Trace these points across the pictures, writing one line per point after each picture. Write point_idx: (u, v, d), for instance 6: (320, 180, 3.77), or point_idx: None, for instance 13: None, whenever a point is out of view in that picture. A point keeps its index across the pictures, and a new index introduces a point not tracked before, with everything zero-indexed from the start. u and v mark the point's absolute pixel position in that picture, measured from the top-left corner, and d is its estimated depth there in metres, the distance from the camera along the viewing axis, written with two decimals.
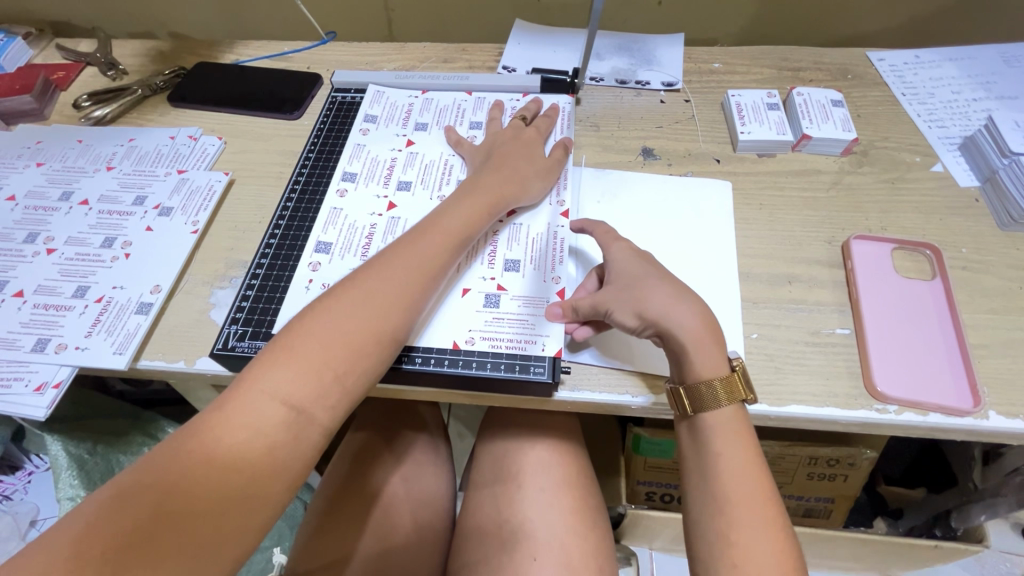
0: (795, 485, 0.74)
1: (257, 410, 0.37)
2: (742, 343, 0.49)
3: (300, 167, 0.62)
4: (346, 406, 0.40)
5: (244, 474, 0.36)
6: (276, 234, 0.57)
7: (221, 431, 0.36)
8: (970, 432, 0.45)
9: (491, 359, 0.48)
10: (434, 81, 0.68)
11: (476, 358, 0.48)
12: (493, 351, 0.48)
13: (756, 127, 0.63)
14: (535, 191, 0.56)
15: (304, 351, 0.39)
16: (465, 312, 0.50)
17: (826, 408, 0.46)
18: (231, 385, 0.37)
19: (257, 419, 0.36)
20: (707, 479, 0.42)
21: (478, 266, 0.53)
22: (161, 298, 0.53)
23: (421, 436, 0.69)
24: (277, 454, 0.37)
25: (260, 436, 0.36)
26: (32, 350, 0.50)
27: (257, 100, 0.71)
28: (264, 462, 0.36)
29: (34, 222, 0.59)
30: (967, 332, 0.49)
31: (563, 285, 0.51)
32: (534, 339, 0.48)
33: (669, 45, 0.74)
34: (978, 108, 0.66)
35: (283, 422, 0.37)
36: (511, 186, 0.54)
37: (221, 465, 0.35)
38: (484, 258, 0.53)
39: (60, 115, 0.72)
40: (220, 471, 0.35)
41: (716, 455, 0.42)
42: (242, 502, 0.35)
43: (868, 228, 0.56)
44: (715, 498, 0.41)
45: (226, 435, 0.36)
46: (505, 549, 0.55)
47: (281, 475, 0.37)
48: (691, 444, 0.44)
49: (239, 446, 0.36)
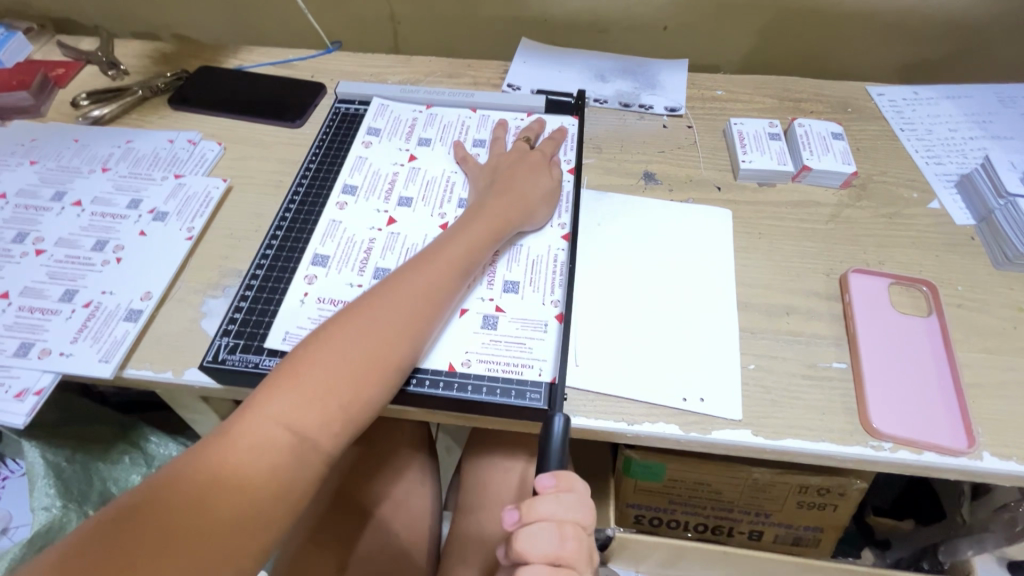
0: (784, 514, 0.74)
1: (264, 432, 0.38)
2: (739, 374, 0.49)
3: (300, 177, 0.61)
4: (348, 432, 0.41)
5: (243, 499, 0.36)
6: (273, 244, 0.56)
7: (227, 455, 0.37)
8: (965, 473, 0.45)
9: (487, 383, 0.47)
10: (439, 96, 0.68)
11: (472, 381, 0.47)
12: (490, 375, 0.47)
13: (757, 156, 0.63)
14: (537, 214, 0.56)
15: (310, 377, 0.40)
16: (463, 333, 0.49)
17: (822, 443, 0.46)
18: (239, 409, 0.39)
19: (266, 443, 0.38)
20: None
21: (479, 287, 0.52)
22: (151, 305, 0.52)
23: (412, 453, 0.67)
24: (281, 479, 0.37)
25: (266, 459, 0.37)
26: (13, 355, 0.49)
27: (259, 107, 0.71)
28: (268, 487, 0.37)
29: (24, 221, 0.58)
30: (962, 371, 0.49)
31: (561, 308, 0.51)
32: (531, 363, 0.48)
33: (672, 71, 0.74)
34: (974, 146, 0.67)
35: (288, 447, 0.38)
36: (513, 209, 0.55)
37: (227, 486, 0.36)
38: (485, 279, 0.53)
39: (57, 113, 0.71)
40: (227, 492, 0.36)
41: None
42: (246, 522, 0.36)
43: (865, 262, 0.57)
44: None
45: (233, 461, 0.37)
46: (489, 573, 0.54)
47: (284, 497, 0.38)
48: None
49: (243, 469, 0.37)
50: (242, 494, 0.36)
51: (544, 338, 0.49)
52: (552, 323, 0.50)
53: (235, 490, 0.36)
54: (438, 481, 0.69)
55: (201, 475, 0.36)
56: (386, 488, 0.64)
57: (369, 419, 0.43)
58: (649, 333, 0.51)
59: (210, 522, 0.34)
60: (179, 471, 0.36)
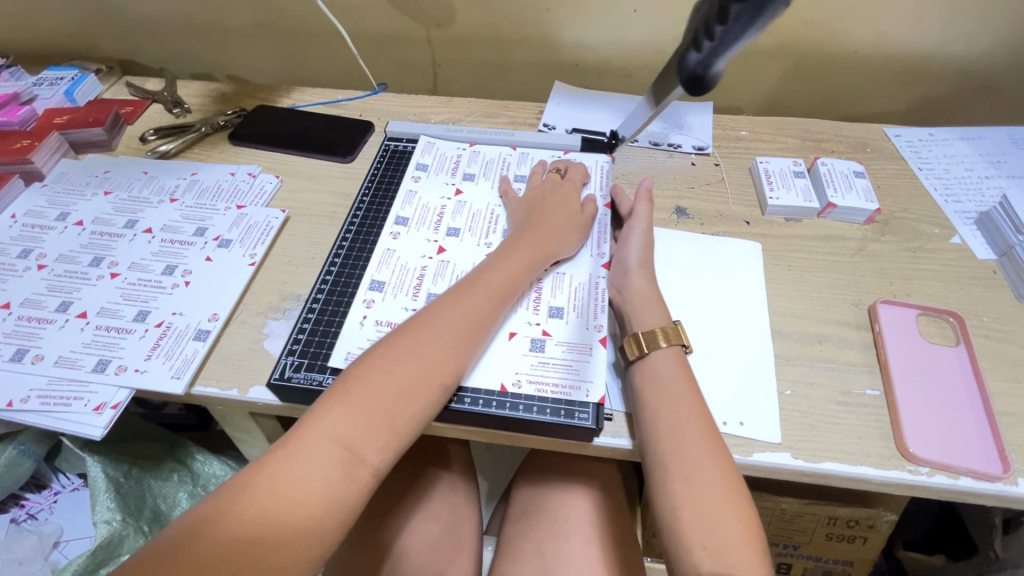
0: (814, 545, 0.74)
1: (316, 446, 0.40)
2: (777, 399, 0.51)
3: (354, 210, 0.66)
4: (395, 447, 0.43)
5: (295, 511, 0.38)
6: (332, 270, 0.60)
7: (279, 469, 0.38)
8: (1001, 499, 0.47)
9: (537, 403, 0.49)
10: (483, 136, 0.73)
11: (523, 401, 0.50)
12: (540, 396, 0.50)
13: (783, 192, 0.67)
14: (572, 242, 0.59)
15: (359, 397, 0.42)
16: (512, 355, 0.52)
17: (860, 467, 0.47)
18: (294, 426, 0.41)
19: (318, 457, 0.39)
20: (677, 408, 0.46)
21: (524, 311, 0.55)
22: (218, 326, 0.56)
23: (454, 479, 0.69)
24: (331, 491, 0.39)
25: (319, 473, 0.39)
26: (92, 370, 0.52)
27: (313, 143, 0.76)
28: (320, 500, 0.39)
29: (100, 247, 0.63)
30: (993, 399, 0.51)
31: (605, 332, 0.54)
32: (578, 385, 0.50)
33: (698, 113, 0.79)
34: (991, 185, 0.70)
35: (340, 462, 0.40)
36: (552, 242, 0.58)
37: (287, 500, 0.38)
38: (530, 304, 0.56)
39: (127, 147, 0.77)
40: (287, 506, 0.38)
41: (675, 390, 0.47)
42: (304, 533, 0.38)
43: (892, 294, 0.59)
44: (684, 417, 0.45)
45: (285, 474, 0.38)
46: None
47: (334, 509, 0.39)
48: (675, 415, 0.46)
49: (296, 482, 0.38)
50: (292, 505, 0.38)
51: (591, 362, 0.52)
52: (597, 347, 0.53)
53: (295, 504, 0.38)
54: (479, 509, 0.70)
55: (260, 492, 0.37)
56: (428, 510, 0.65)
57: (414, 435, 0.44)
58: (690, 359, 0.54)
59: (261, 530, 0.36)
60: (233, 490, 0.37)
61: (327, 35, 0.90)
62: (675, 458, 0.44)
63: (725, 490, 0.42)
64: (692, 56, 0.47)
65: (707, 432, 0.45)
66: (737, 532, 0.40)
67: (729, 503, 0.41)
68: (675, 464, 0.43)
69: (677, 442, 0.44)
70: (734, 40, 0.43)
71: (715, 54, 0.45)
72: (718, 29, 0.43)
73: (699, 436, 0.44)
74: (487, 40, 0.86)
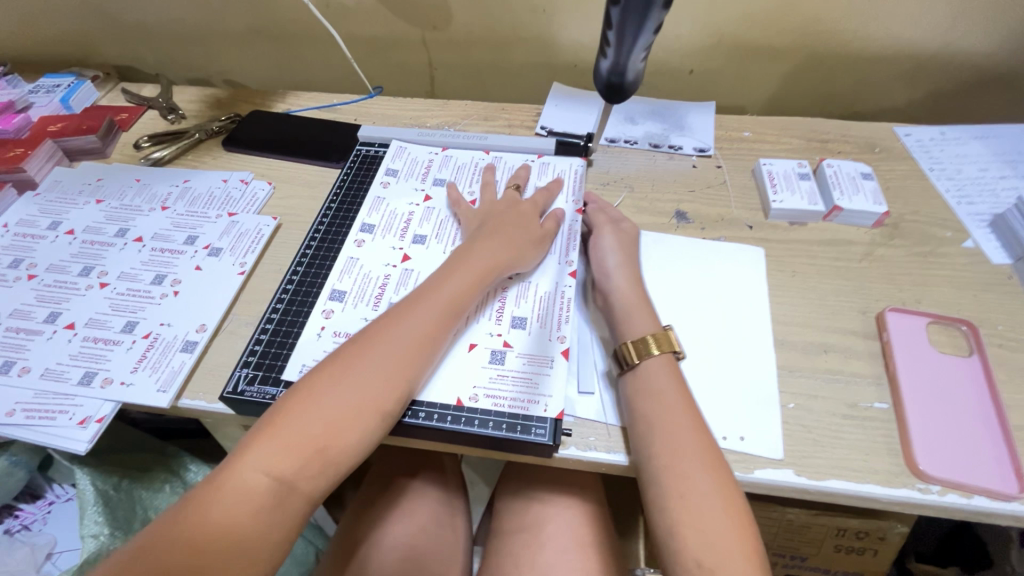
0: (821, 557, 0.72)
1: (253, 474, 0.39)
2: (778, 412, 0.49)
3: (321, 217, 0.65)
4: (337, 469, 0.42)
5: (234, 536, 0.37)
6: (294, 279, 0.59)
7: (219, 496, 0.38)
8: (1018, 519, 0.44)
9: (492, 417, 0.48)
10: (455, 140, 0.72)
11: (478, 416, 0.48)
12: (495, 410, 0.48)
13: (788, 195, 0.65)
14: (532, 256, 0.57)
15: (295, 423, 0.41)
16: (469, 369, 0.51)
17: (866, 485, 0.45)
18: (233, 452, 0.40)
19: (256, 488, 0.38)
20: (673, 420, 0.44)
21: (487, 323, 0.54)
22: (206, 337, 0.55)
23: (446, 488, 0.69)
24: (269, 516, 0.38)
25: (254, 500, 0.38)
26: (78, 383, 0.52)
27: (305, 148, 0.75)
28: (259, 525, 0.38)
29: (90, 256, 0.62)
30: (1009, 412, 0.49)
31: (567, 344, 0.52)
32: (534, 399, 0.49)
33: (699, 113, 0.77)
34: (1006, 186, 0.67)
35: (276, 486, 0.39)
36: (508, 252, 0.55)
37: (228, 526, 0.37)
38: (493, 315, 0.55)
39: (120, 154, 0.76)
40: (225, 532, 0.37)
41: (670, 401, 0.45)
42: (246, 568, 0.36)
43: (902, 301, 0.57)
44: (680, 429, 0.44)
45: (223, 501, 0.37)
46: None
47: (273, 535, 0.38)
48: (671, 427, 0.44)
49: (233, 508, 0.37)
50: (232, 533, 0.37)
51: (549, 374, 0.50)
52: (558, 359, 0.51)
53: (234, 531, 0.37)
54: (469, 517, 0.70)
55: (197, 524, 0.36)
56: (420, 520, 0.64)
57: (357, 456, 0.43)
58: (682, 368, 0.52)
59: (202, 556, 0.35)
60: (170, 520, 0.36)
61: (322, 39, 0.89)
62: (671, 475, 0.42)
63: (724, 507, 0.40)
64: (603, 65, 0.48)
65: (705, 448, 0.43)
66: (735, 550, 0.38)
67: (729, 519, 0.40)
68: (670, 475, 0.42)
69: (670, 452, 0.43)
70: (633, 42, 0.44)
71: (620, 59, 0.46)
72: (612, 34, 0.44)
73: (695, 451, 0.43)
74: (483, 41, 0.84)
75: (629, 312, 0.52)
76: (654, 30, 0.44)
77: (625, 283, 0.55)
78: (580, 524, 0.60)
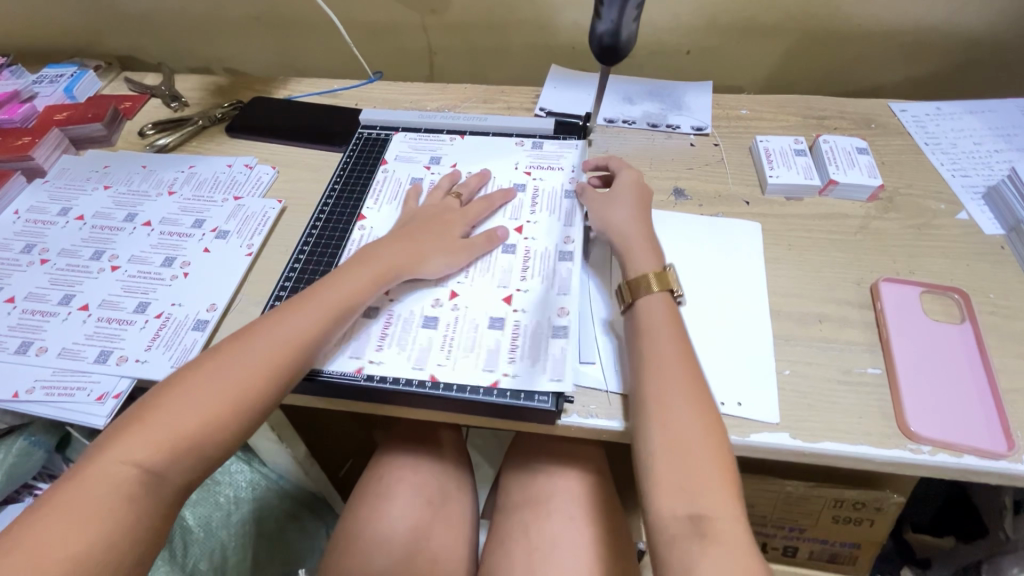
0: (819, 527, 0.74)
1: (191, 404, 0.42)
2: (775, 378, 0.51)
3: (324, 199, 0.66)
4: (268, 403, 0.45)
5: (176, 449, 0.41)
6: (300, 258, 0.60)
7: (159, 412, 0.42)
8: (1005, 477, 0.46)
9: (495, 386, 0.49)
10: (455, 122, 0.73)
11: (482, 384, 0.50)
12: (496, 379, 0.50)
13: (784, 171, 0.66)
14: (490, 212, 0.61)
15: (238, 358, 0.45)
16: (472, 335, 0.53)
17: (860, 446, 0.47)
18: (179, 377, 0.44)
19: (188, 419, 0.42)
20: (678, 402, 0.44)
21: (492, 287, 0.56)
22: (217, 316, 0.56)
23: (448, 462, 0.70)
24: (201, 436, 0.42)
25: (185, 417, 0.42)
26: (94, 361, 0.53)
27: (308, 132, 0.76)
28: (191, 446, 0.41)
29: (100, 240, 0.63)
30: (999, 376, 0.50)
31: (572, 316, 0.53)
32: (533, 364, 0.50)
33: (697, 92, 0.78)
34: (1000, 159, 0.68)
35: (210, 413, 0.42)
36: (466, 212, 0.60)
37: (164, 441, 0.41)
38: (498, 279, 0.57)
39: (125, 142, 0.77)
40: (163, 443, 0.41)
41: (676, 381, 0.45)
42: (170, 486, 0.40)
43: (896, 272, 0.58)
44: (685, 410, 0.44)
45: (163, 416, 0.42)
46: (530, 560, 0.58)
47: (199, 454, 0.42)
48: (676, 408, 0.44)
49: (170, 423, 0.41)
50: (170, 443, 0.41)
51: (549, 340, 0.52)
52: (560, 320, 0.53)
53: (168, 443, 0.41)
54: (475, 493, 0.72)
55: (141, 446, 0.40)
56: (426, 492, 0.66)
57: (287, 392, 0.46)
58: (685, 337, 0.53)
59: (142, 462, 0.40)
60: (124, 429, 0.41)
61: (321, 25, 0.90)
62: (669, 454, 0.42)
63: (721, 478, 0.41)
64: (600, 26, 0.50)
65: (709, 427, 0.43)
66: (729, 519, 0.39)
67: (728, 488, 0.40)
68: (663, 460, 0.42)
69: (668, 430, 0.43)
70: None
71: (618, 18, 0.48)
72: None
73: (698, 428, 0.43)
74: (482, 24, 0.85)
75: (610, 220, 0.58)
76: None
77: (617, 221, 0.57)
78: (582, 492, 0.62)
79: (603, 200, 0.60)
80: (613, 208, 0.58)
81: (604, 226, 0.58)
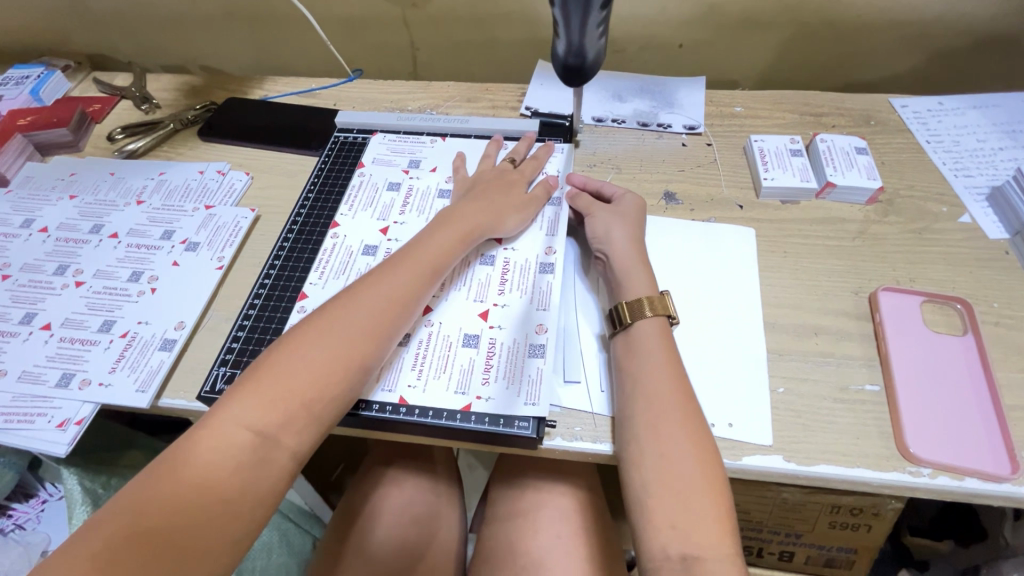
0: (815, 534, 0.72)
1: (231, 441, 0.38)
2: (767, 396, 0.48)
3: (298, 208, 0.63)
4: (316, 432, 0.41)
5: (224, 497, 0.36)
6: (271, 272, 0.58)
7: (194, 455, 0.37)
8: (1008, 501, 0.44)
9: (473, 411, 0.47)
10: (436, 124, 0.70)
11: (460, 410, 0.47)
12: (473, 404, 0.48)
13: (779, 172, 0.63)
14: (517, 217, 0.57)
15: (276, 384, 0.40)
16: (450, 355, 0.50)
17: (857, 469, 0.44)
18: (208, 411, 0.39)
19: (229, 459, 0.37)
20: (680, 431, 0.42)
21: (471, 303, 0.53)
22: (185, 334, 0.54)
23: (437, 479, 0.68)
24: (246, 476, 0.37)
25: (226, 458, 0.37)
26: (55, 385, 0.51)
27: (283, 135, 0.73)
28: (236, 488, 0.37)
29: (65, 254, 0.61)
30: (1003, 392, 0.48)
31: (551, 334, 0.51)
32: (514, 386, 0.48)
33: (690, 89, 0.74)
34: (1005, 157, 0.65)
35: (252, 448, 0.38)
36: (488, 215, 0.56)
37: (203, 487, 0.36)
38: (475, 294, 0.54)
39: (94, 147, 0.74)
40: (205, 491, 0.36)
41: (675, 408, 0.44)
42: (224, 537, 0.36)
43: (896, 280, 0.55)
44: (685, 438, 0.42)
45: (201, 458, 0.37)
46: None
47: (251, 496, 0.37)
48: (672, 437, 0.42)
49: (206, 466, 0.37)
50: (212, 488, 0.36)
51: (531, 361, 0.49)
52: (540, 338, 0.50)
53: (206, 488, 0.36)
54: (463, 509, 0.69)
55: (222, 449, 0.37)
56: (411, 509, 0.64)
57: (336, 418, 0.42)
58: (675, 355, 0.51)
59: (189, 512, 0.35)
60: (155, 477, 0.36)
61: (299, 21, 0.86)
62: (663, 485, 0.40)
63: (716, 514, 0.39)
64: (558, 46, 0.47)
65: (705, 457, 0.41)
66: (721, 556, 0.37)
67: (725, 526, 0.38)
68: (656, 492, 0.40)
69: (663, 460, 0.41)
70: (580, 19, 0.44)
71: (574, 42, 0.46)
72: (556, 12, 0.44)
73: (694, 459, 0.41)
74: (465, 18, 0.81)
75: (608, 236, 0.55)
76: (600, 6, 0.43)
77: (614, 239, 0.55)
78: (571, 508, 0.60)
79: (600, 215, 0.57)
80: (612, 225, 0.56)
81: (601, 240, 0.56)
